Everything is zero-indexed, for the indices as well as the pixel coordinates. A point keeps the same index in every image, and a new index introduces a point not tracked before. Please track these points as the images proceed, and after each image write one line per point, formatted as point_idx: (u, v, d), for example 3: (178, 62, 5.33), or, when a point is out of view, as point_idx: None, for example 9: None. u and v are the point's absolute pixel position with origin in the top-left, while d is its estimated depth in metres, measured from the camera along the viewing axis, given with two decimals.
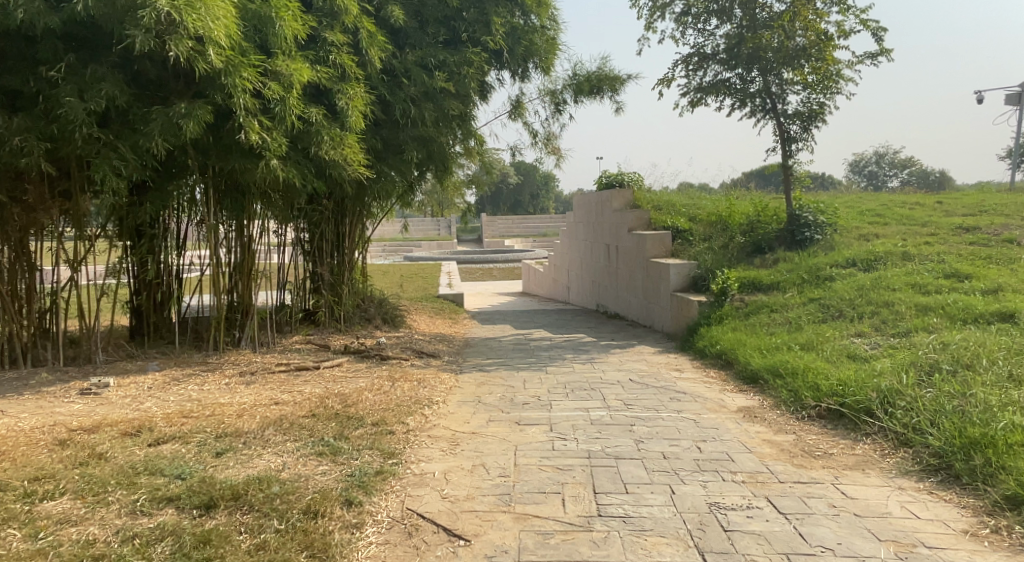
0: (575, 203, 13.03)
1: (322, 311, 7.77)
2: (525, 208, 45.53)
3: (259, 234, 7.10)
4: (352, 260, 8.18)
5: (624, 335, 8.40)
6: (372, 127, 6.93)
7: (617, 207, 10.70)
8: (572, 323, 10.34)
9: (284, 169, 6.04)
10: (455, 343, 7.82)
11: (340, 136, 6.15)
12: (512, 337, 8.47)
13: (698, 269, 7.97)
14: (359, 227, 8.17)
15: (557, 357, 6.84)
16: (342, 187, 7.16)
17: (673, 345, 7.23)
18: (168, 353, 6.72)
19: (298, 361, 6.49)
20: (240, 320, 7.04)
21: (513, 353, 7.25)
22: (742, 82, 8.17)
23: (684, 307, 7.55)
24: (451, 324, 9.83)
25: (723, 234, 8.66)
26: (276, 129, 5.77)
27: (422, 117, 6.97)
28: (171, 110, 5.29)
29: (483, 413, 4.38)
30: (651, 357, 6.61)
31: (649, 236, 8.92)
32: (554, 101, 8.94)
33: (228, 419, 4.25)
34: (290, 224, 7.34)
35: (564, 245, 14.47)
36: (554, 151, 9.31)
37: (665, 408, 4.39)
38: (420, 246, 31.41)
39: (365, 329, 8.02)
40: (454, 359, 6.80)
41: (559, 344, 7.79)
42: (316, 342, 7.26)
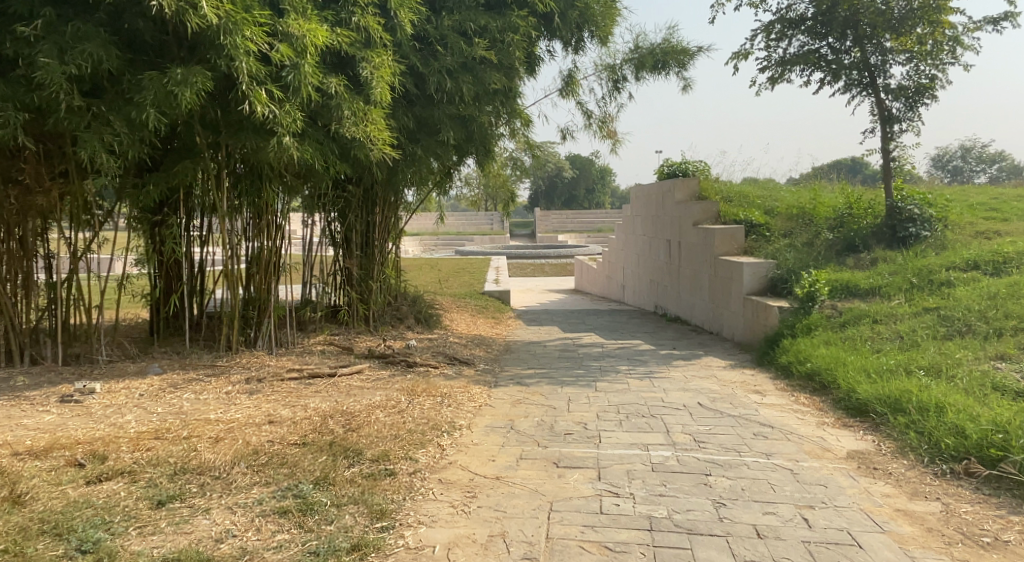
0: (632, 194, 12.01)
1: (350, 311, 7.00)
2: (581, 204, 44.36)
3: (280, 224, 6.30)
4: (384, 253, 7.39)
5: (688, 343, 7.42)
6: (403, 103, 6.13)
7: (680, 199, 9.69)
8: (627, 326, 9.33)
9: (301, 148, 5.27)
10: (496, 348, 6.96)
11: (363, 112, 5.36)
12: (560, 342, 7.56)
13: (776, 270, 6.91)
14: (390, 217, 7.38)
15: (609, 369, 5.90)
16: (370, 171, 6.38)
17: (746, 358, 6.20)
18: (178, 353, 5.97)
19: (316, 365, 5.72)
20: (255, 318, 6.22)
21: (560, 361, 6.34)
22: (835, 52, 7.11)
23: (761, 314, 6.51)
24: (493, 325, 8.95)
25: (807, 230, 7.57)
26: (289, 102, 4.99)
27: (461, 91, 6.13)
28: (166, 77, 4.50)
29: (514, 447, 3.50)
30: (721, 373, 5.61)
31: (720, 231, 7.87)
32: (613, 77, 8.00)
33: (203, 443, 3.46)
34: (315, 213, 6.58)
35: (619, 240, 13.44)
36: (611, 135, 8.32)
37: (748, 449, 3.44)
38: (470, 239, 30.60)
39: (396, 330, 7.21)
40: (491, 367, 5.94)
41: (612, 352, 6.84)
42: (339, 345, 6.43)
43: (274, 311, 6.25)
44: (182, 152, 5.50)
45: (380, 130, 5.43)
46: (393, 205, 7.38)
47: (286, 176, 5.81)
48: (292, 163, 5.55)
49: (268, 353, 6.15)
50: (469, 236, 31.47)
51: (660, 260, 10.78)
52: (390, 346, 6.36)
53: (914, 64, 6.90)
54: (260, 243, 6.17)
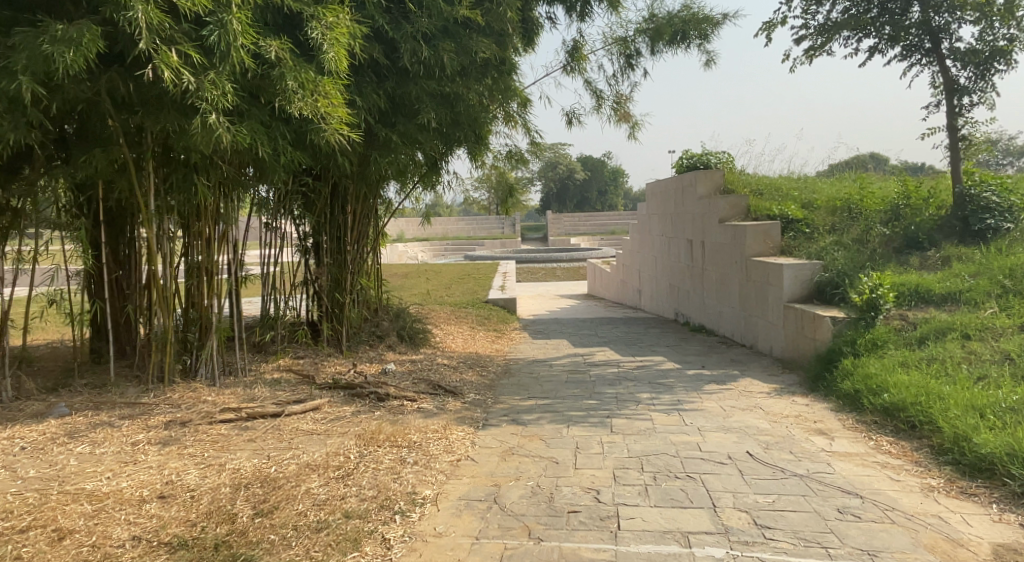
0: (649, 192, 10.89)
1: (320, 328, 5.88)
2: (593, 206, 43.07)
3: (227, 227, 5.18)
4: (362, 260, 6.25)
5: (720, 360, 6.28)
6: (373, 78, 5.04)
7: (701, 193, 8.67)
8: (646, 339, 8.15)
9: (237, 130, 4.23)
10: (491, 370, 5.81)
11: (312, 84, 4.28)
12: (568, 362, 6.40)
13: (823, 273, 5.77)
14: (368, 219, 6.22)
15: (627, 399, 4.75)
16: (335, 161, 5.25)
17: (796, 382, 5.03)
18: (102, 386, 4.86)
19: (267, 399, 4.63)
20: (196, 341, 5.15)
21: (567, 388, 5.18)
22: (891, 14, 6.07)
23: (809, 324, 5.38)
24: (492, 341, 7.79)
25: (854, 224, 6.41)
26: (215, 71, 3.99)
27: (440, 62, 5.04)
28: (43, 35, 3.54)
29: (491, 542, 2.44)
30: (768, 403, 4.46)
31: (752, 227, 6.78)
32: (625, 51, 6.94)
33: (41, 548, 2.41)
34: (275, 215, 5.48)
35: (634, 242, 12.30)
36: (626, 118, 7.23)
37: (836, 541, 2.37)
38: (480, 245, 29.35)
39: (373, 351, 6.03)
40: (481, 398, 4.80)
41: (630, 375, 5.68)
42: (300, 372, 5.28)
43: (219, 331, 5.18)
44: (95, 140, 4.50)
45: (335, 106, 4.35)
46: (373, 205, 6.24)
47: (227, 170, 4.75)
48: (232, 151, 4.51)
49: (210, 384, 5.07)
50: (479, 241, 30.27)
51: (681, 262, 9.66)
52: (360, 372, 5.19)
53: (988, 24, 5.76)
54: (199, 248, 5.09)
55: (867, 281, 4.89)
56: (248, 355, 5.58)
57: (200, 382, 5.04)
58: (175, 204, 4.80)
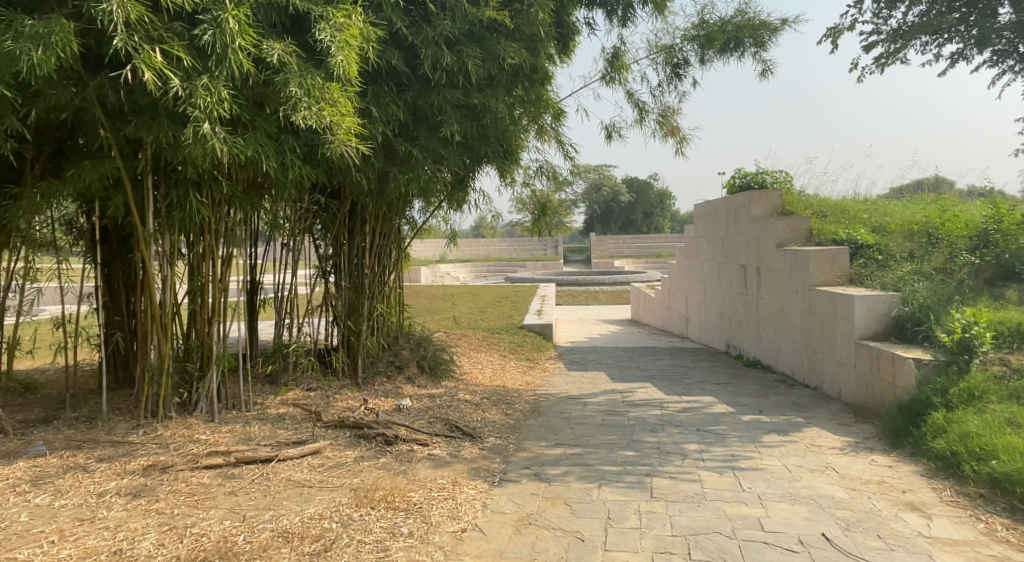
0: (698, 214, 10.23)
1: (334, 358, 5.16)
2: (639, 228, 42.21)
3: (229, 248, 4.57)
4: (382, 282, 5.58)
5: (782, 406, 5.63)
6: (391, 88, 4.49)
7: (756, 215, 8.10)
8: (693, 374, 7.44)
9: (234, 141, 3.66)
10: (518, 409, 5.19)
11: (317, 90, 3.65)
12: (605, 400, 5.74)
13: (900, 306, 5.34)
14: (391, 240, 5.59)
15: (672, 451, 4.09)
16: (353, 180, 4.63)
17: (874, 439, 4.31)
18: (87, 426, 4.27)
19: (260, 436, 4.04)
20: (196, 372, 4.51)
21: (602, 433, 4.54)
22: (978, 15, 5.40)
23: (885, 365, 4.90)
24: (525, 373, 7.16)
25: (937, 251, 6.02)
26: (209, 75, 3.48)
27: (465, 69, 4.48)
28: (11, 28, 3.16)
29: None
30: (842, 465, 3.78)
31: (817, 253, 6.44)
32: (671, 60, 6.35)
33: None
34: (290, 240, 4.93)
35: (682, 267, 11.58)
36: (674, 132, 6.63)
37: None
38: (522, 267, 28.80)
39: (390, 385, 5.27)
40: (502, 442, 4.19)
41: (676, 420, 5.02)
42: (307, 406, 4.56)
43: (220, 361, 4.53)
44: (88, 152, 4.02)
45: (342, 117, 3.68)
46: (396, 226, 5.63)
47: (231, 187, 4.17)
48: (234, 165, 3.94)
49: (208, 420, 4.42)
50: (520, 263, 29.66)
51: (733, 290, 8.99)
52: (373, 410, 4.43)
53: None
54: (208, 264, 4.47)
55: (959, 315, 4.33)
56: (253, 388, 4.91)
57: (197, 418, 4.41)
58: (177, 223, 4.21)
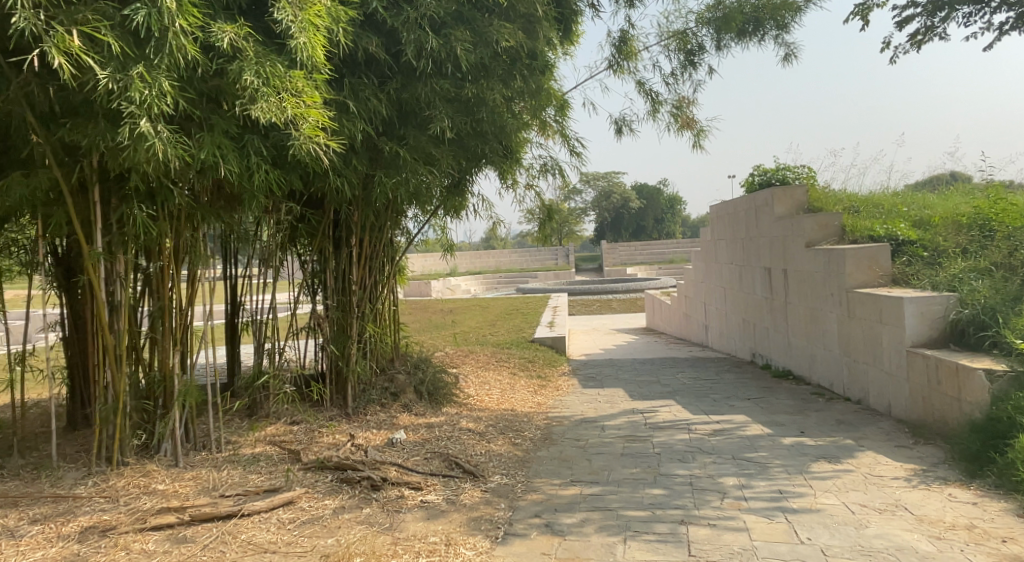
0: (715, 214, 9.60)
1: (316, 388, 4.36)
2: (649, 234, 41.54)
3: (194, 267, 3.58)
4: (376, 300, 4.90)
5: (827, 427, 5.09)
6: (370, 79, 3.90)
7: (779, 213, 7.52)
8: (719, 389, 6.83)
9: (181, 142, 2.89)
10: (528, 437, 4.59)
11: (277, 77, 2.94)
12: (626, 424, 5.13)
13: (958, 310, 4.92)
14: (384, 254, 4.94)
15: (709, 488, 3.48)
16: (334, 188, 3.97)
17: (943, 471, 3.77)
18: (23, 483, 3.37)
19: (220, 480, 3.26)
20: (158, 410, 3.56)
21: (624, 466, 3.94)
22: None
23: (947, 377, 4.52)
24: (534, 393, 6.53)
25: (988, 246, 5.60)
26: (146, 64, 2.72)
27: (453, 55, 3.94)
28: None
29: None
30: (915, 505, 3.23)
31: (854, 252, 5.99)
32: (685, 45, 5.79)
33: None
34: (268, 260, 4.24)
35: (699, 270, 10.94)
36: (690, 124, 6.09)
37: None
38: (532, 277, 28.18)
39: (384, 414, 4.57)
40: (510, 480, 3.60)
41: (707, 446, 4.43)
42: (287, 446, 3.78)
43: (186, 398, 3.57)
44: (25, 162, 3.41)
45: (304, 108, 2.98)
46: (388, 237, 4.94)
47: (189, 200, 3.36)
48: (191, 173, 3.12)
49: (171, 467, 3.46)
50: (531, 274, 28.93)
51: (756, 296, 8.39)
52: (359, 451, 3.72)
53: None
54: (172, 278, 3.51)
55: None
56: (226, 422, 4.10)
57: (158, 464, 3.46)
58: (132, 238, 3.31)
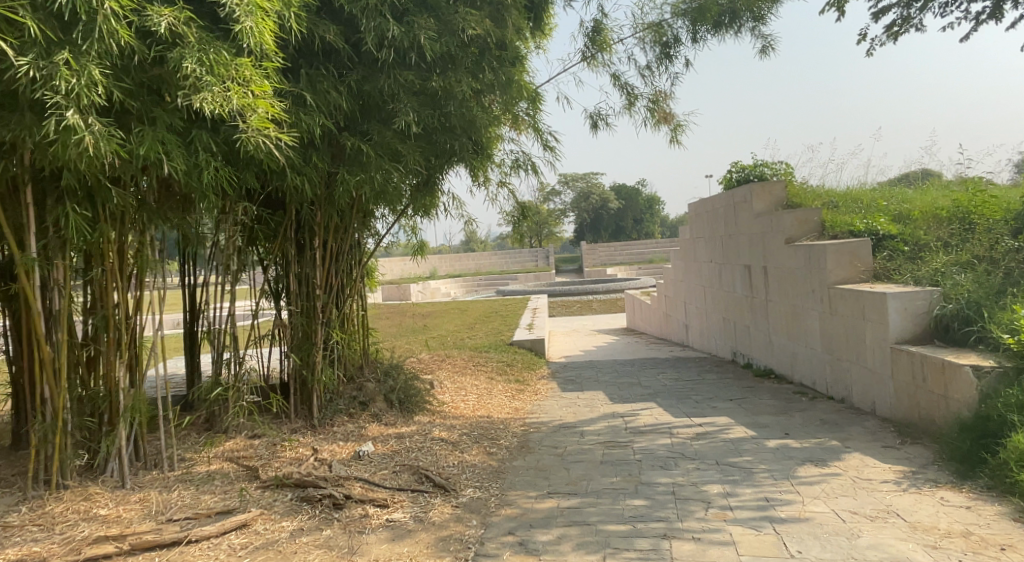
0: (694, 212, 9.47)
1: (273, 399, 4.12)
2: (629, 234, 41.54)
3: (141, 274, 3.34)
4: (344, 306, 4.67)
5: (812, 427, 4.96)
6: (329, 71, 3.69)
7: (757, 209, 7.40)
8: (701, 390, 6.68)
9: (117, 136, 2.66)
10: (504, 445, 4.39)
11: (221, 64, 2.72)
12: (606, 429, 4.95)
13: (942, 306, 4.80)
14: (350, 257, 4.72)
15: (692, 497, 3.31)
16: (294, 188, 3.74)
17: (933, 472, 3.64)
18: None
19: (169, 502, 3.04)
20: (102, 428, 3.31)
21: (604, 475, 3.76)
22: None
23: (933, 375, 4.40)
24: (512, 398, 6.34)
25: (970, 239, 5.51)
26: (74, 50, 2.49)
27: (417, 44, 3.75)
28: None
29: None
30: (907, 510, 3.08)
31: (835, 247, 5.87)
32: (660, 37, 5.64)
33: None
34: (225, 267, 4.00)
35: (678, 269, 10.82)
36: (667, 119, 5.96)
37: None
38: (512, 279, 27.99)
39: (352, 425, 4.35)
40: (482, 493, 3.41)
41: (689, 451, 4.26)
42: (245, 462, 3.55)
43: (134, 414, 3.33)
44: None
45: (252, 98, 2.76)
46: (354, 238, 4.72)
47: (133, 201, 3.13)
48: (131, 171, 2.88)
49: (116, 489, 3.22)
50: (511, 276, 28.74)
51: (737, 294, 8.26)
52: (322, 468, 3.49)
53: None
54: (117, 286, 3.27)
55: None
56: (180, 439, 3.86)
57: (102, 487, 3.22)
58: (71, 243, 3.07)
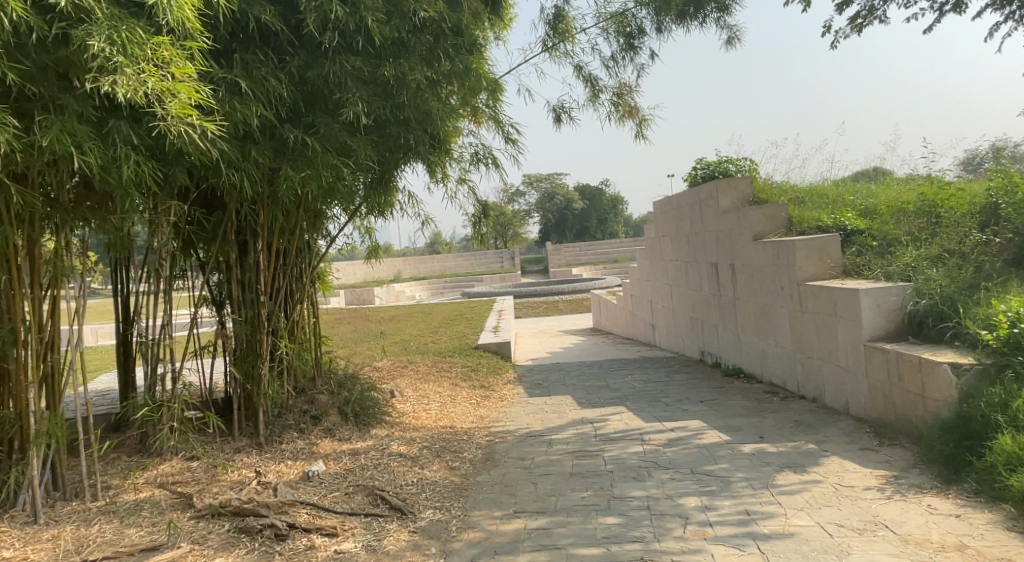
0: (659, 209, 9.31)
1: (211, 416, 3.79)
2: (594, 234, 41.52)
3: (56, 282, 3.01)
4: (292, 312, 4.36)
5: (787, 429, 4.78)
6: (268, 57, 3.41)
7: (724, 206, 7.25)
8: (672, 392, 6.49)
9: (15, 126, 2.35)
10: (467, 459, 4.12)
11: (134, 43, 2.43)
12: (575, 437, 4.71)
13: (915, 301, 4.66)
14: (299, 261, 4.41)
15: (669, 513, 3.10)
16: (230, 185, 3.44)
17: (916, 476, 3.47)
18: None
19: (87, 541, 2.73)
20: (14, 455, 2.98)
21: (574, 489, 3.52)
22: None
23: (910, 373, 4.24)
24: (477, 405, 6.07)
25: (940, 233, 5.39)
26: None
27: (364, 27, 3.48)
28: None
29: None
30: (895, 521, 2.90)
31: (804, 243, 5.71)
32: (623, 28, 5.44)
33: None
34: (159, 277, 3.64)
35: (644, 269, 10.65)
36: (632, 112, 5.78)
37: None
38: (478, 281, 27.67)
39: (302, 443, 4.04)
40: (444, 515, 3.15)
41: (663, 459, 4.05)
42: (179, 488, 3.24)
43: (49, 439, 3.00)
44: None
45: (170, 81, 2.47)
46: (304, 240, 4.41)
47: (41, 200, 2.81)
48: (37, 165, 2.57)
49: (26, 525, 2.88)
50: (476, 278, 28.42)
51: (704, 293, 8.10)
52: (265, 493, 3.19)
53: None
54: (27, 297, 2.93)
55: (1004, 307, 3.87)
56: (105, 467, 3.51)
57: (10, 523, 2.87)
58: None
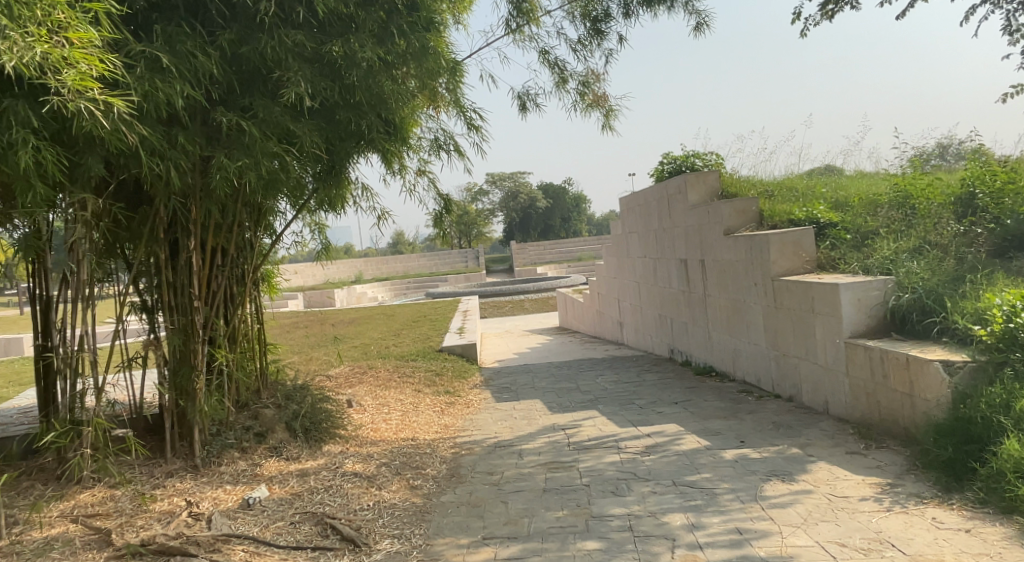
0: (626, 206, 9.05)
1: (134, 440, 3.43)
2: (558, 232, 41.35)
3: None
4: (234, 317, 4.02)
5: (768, 433, 4.53)
6: (195, 31, 3.10)
7: (693, 201, 7.01)
8: (644, 394, 6.21)
9: None
10: (430, 476, 3.78)
11: (23, 3, 2.16)
12: (546, 447, 4.39)
13: (897, 295, 4.44)
14: (242, 261, 4.07)
15: (654, 534, 2.82)
16: (155, 176, 3.12)
17: (913, 484, 3.23)
18: None
19: None
20: None
21: (547, 508, 3.20)
22: None
23: (895, 371, 4.01)
24: (440, 412, 5.72)
25: (917, 224, 5.20)
26: None
27: None
28: None
29: None
30: (901, 539, 2.65)
31: (778, 236, 5.46)
32: (588, 12, 5.15)
33: None
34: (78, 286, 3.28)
35: (611, 266, 10.40)
36: (599, 101, 5.50)
37: None
38: (441, 281, 27.23)
39: (243, 465, 3.69)
40: (405, 548, 2.83)
41: (641, 470, 3.76)
42: (97, 523, 2.94)
43: None
44: None
45: (66, 49, 2.22)
46: (246, 240, 4.06)
47: None
48: None
49: None
50: (440, 278, 27.94)
51: (673, 290, 7.87)
52: (198, 534, 2.83)
53: None
54: None
55: (998, 301, 3.66)
56: (16, 500, 3.13)
57: None
58: None
